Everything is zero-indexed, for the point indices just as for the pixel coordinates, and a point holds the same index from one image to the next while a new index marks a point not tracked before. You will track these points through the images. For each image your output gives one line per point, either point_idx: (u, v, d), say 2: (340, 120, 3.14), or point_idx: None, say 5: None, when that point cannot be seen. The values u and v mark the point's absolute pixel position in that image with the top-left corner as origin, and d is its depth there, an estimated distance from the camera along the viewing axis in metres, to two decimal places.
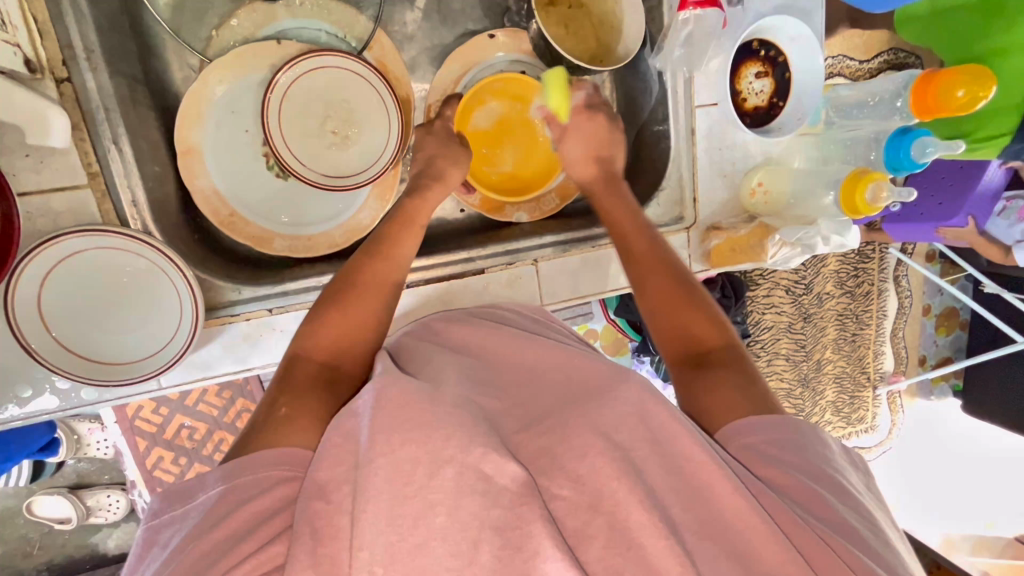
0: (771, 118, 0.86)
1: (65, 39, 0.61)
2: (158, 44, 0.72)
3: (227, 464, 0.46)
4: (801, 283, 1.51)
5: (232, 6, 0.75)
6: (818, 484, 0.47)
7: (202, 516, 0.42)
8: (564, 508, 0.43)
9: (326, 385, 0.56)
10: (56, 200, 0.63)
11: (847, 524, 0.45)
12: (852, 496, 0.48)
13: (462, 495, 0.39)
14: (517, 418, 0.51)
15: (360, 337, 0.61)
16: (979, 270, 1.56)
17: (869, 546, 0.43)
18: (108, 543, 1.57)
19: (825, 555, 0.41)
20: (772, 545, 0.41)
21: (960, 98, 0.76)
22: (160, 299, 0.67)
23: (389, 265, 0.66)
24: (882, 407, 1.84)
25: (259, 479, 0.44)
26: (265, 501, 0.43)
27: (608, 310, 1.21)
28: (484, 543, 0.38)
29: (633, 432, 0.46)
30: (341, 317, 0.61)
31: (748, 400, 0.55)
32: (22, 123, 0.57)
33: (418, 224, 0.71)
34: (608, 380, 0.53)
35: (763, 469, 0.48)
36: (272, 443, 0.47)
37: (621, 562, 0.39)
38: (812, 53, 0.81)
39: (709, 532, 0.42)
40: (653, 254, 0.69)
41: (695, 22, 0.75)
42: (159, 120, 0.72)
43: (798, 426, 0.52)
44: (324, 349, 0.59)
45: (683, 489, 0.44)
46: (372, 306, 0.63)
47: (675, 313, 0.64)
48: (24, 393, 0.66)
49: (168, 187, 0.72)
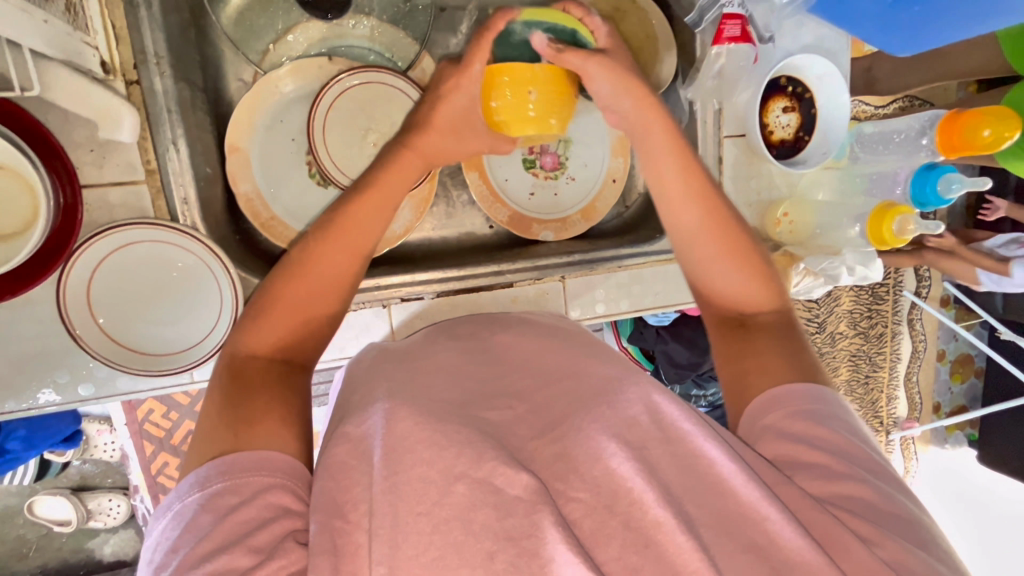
0: (797, 151, 0.88)
1: (139, 45, 0.64)
2: (218, 55, 0.77)
3: (201, 469, 0.44)
4: (814, 321, 1.51)
5: (289, 23, 0.79)
6: (855, 461, 0.48)
7: (182, 528, 0.41)
8: (580, 510, 0.44)
9: (281, 379, 0.53)
10: (113, 194, 0.66)
11: (874, 504, 0.45)
12: (884, 468, 0.48)
13: (474, 508, 0.41)
14: (529, 424, 0.52)
15: (319, 317, 0.58)
16: (997, 315, 1.56)
17: (905, 531, 0.43)
18: (104, 549, 1.55)
19: (840, 538, 0.41)
20: (790, 538, 0.41)
21: (985, 138, 0.78)
22: (203, 294, 0.69)
23: (368, 214, 0.60)
24: (895, 453, 1.82)
25: (241, 486, 0.43)
26: (253, 510, 0.42)
27: (620, 336, 1.33)
28: (501, 554, 0.39)
29: (646, 431, 0.48)
30: (291, 306, 0.56)
31: (789, 364, 0.55)
32: (94, 119, 0.60)
33: (392, 201, 0.62)
34: (618, 380, 0.55)
35: (798, 449, 0.48)
36: (260, 445, 0.46)
37: (638, 559, 0.41)
38: (837, 91, 0.85)
39: (724, 526, 0.43)
40: (705, 204, 0.62)
41: (727, 56, 0.80)
42: (214, 125, 0.76)
43: (824, 393, 0.53)
44: (269, 342, 0.54)
45: (698, 486, 0.45)
46: (335, 294, 0.59)
47: (726, 268, 0.61)
48: (62, 378, 0.67)
49: (216, 189, 0.75)
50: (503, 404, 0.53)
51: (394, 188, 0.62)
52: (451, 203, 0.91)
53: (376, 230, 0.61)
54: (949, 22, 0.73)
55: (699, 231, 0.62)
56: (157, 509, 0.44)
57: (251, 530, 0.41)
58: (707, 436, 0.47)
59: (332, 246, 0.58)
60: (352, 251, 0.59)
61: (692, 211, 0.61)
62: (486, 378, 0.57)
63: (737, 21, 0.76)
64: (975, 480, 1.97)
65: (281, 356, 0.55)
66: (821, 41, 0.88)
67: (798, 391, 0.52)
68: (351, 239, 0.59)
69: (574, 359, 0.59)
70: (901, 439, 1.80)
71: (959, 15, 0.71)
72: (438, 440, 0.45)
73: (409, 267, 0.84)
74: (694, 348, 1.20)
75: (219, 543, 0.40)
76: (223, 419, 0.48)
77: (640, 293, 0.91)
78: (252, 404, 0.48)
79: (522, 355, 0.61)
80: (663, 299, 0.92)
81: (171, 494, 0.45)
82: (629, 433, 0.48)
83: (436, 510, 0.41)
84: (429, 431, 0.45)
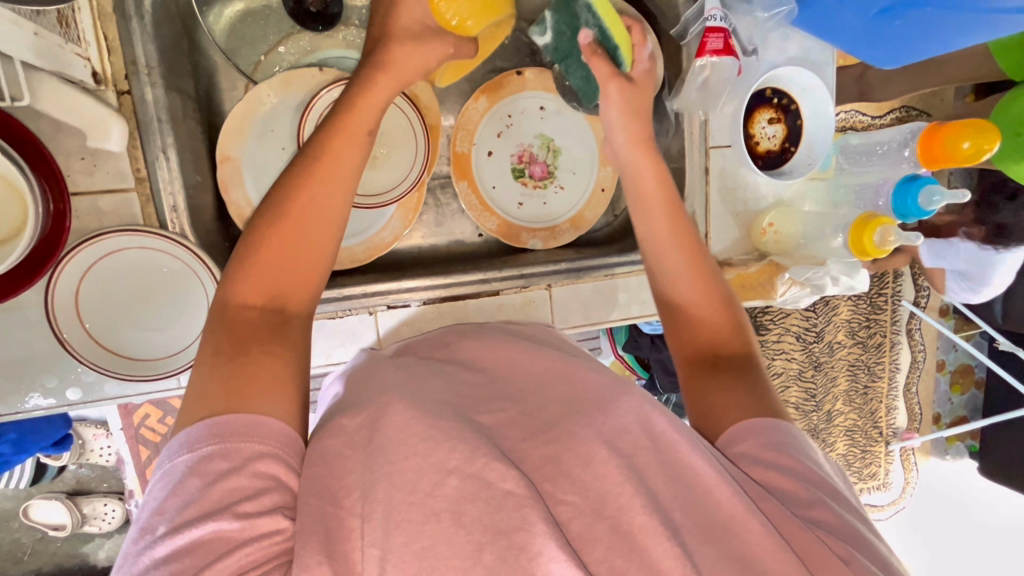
0: (783, 162, 0.89)
1: (129, 56, 0.65)
2: (210, 65, 0.78)
3: (193, 429, 0.45)
4: (812, 330, 1.51)
5: (281, 35, 0.81)
6: (820, 490, 0.49)
7: (171, 489, 0.42)
8: (568, 512, 0.45)
9: (274, 330, 0.51)
10: (103, 201, 0.68)
11: (843, 526, 0.46)
12: (848, 501, 0.50)
13: (465, 501, 0.41)
14: (522, 426, 0.52)
15: (312, 264, 0.55)
16: (995, 327, 1.53)
17: (872, 554, 0.45)
18: (99, 554, 1.55)
19: (821, 553, 0.42)
20: (769, 547, 0.42)
21: (965, 149, 0.79)
22: (190, 299, 0.70)
23: (345, 148, 0.58)
24: (895, 464, 1.80)
25: (231, 451, 0.43)
26: (243, 479, 0.43)
27: (616, 344, 1.33)
28: (490, 546, 0.40)
29: (637, 439, 0.49)
30: (279, 250, 0.53)
31: (759, 405, 0.55)
32: (84, 127, 0.61)
33: (367, 131, 0.60)
34: (606, 387, 0.56)
35: (769, 475, 0.49)
36: (254, 409, 0.46)
37: (623, 562, 0.42)
38: (823, 103, 0.86)
39: (708, 535, 0.44)
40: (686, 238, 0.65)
41: (711, 69, 0.79)
42: (204, 134, 0.77)
43: (790, 432, 0.53)
44: (257, 291, 0.52)
45: (686, 494, 0.46)
46: (325, 232, 0.56)
47: (701, 309, 0.62)
48: (50, 383, 0.68)
49: (206, 196, 0.76)
50: (491, 407, 0.54)
51: (366, 117, 0.61)
52: (441, 212, 0.92)
53: (353, 159, 0.58)
54: (942, 24, 0.72)
55: (670, 261, 0.65)
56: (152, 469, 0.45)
57: (240, 498, 0.42)
58: (694, 449, 0.48)
59: (312, 180, 0.56)
60: (336, 185, 0.56)
61: (676, 255, 0.65)
62: (473, 383, 0.58)
63: (719, 35, 0.76)
64: (977, 490, 1.95)
65: (275, 304, 0.53)
66: (805, 53, 0.89)
67: (764, 427, 0.53)
68: (329, 170, 0.56)
69: (560, 364, 0.60)
70: (900, 450, 1.78)
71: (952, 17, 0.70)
72: (432, 435, 0.45)
73: (395, 274, 0.84)
74: None
75: (204, 511, 0.41)
76: (223, 381, 0.47)
77: (628, 301, 0.91)
78: (256, 375, 0.48)
79: (507, 361, 0.62)
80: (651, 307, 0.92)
81: (161, 456, 0.45)
82: (619, 441, 0.49)
83: (428, 500, 0.41)
84: (424, 425, 0.46)
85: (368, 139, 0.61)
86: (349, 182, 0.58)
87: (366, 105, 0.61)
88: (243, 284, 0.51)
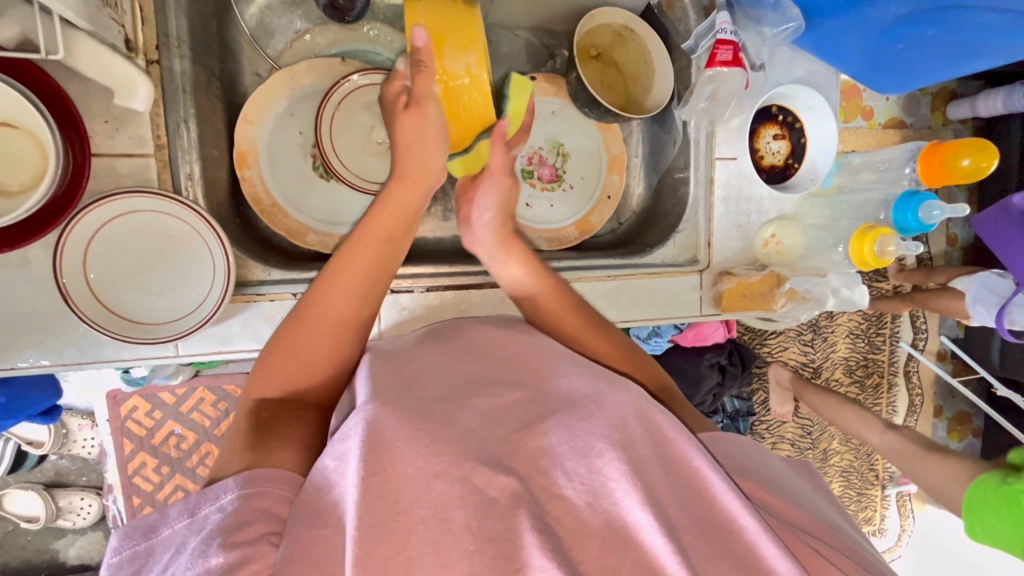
0: (787, 177, 0.93)
1: (162, 28, 0.69)
2: (237, 49, 0.81)
3: (191, 497, 0.47)
4: (810, 364, 1.50)
5: (308, 25, 0.85)
6: (774, 492, 0.55)
7: (173, 549, 0.43)
8: (557, 512, 0.45)
9: (310, 423, 0.57)
10: (123, 164, 0.69)
11: (807, 523, 0.52)
12: (801, 497, 0.57)
13: (456, 505, 0.42)
14: (517, 416, 0.52)
15: (321, 368, 0.59)
16: (992, 370, 1.50)
17: (838, 557, 0.49)
18: (69, 551, 1.49)
19: (811, 556, 0.47)
20: (762, 541, 0.45)
21: (965, 166, 0.83)
22: (194, 262, 0.71)
23: (364, 255, 0.62)
24: (891, 509, 1.76)
25: (224, 504, 0.45)
26: (230, 516, 0.44)
27: None
28: (478, 556, 0.40)
29: (634, 431, 0.49)
30: (291, 356, 0.59)
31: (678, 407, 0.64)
32: (114, 87, 0.62)
33: (385, 240, 0.64)
34: (604, 376, 0.55)
35: (747, 484, 0.53)
36: (268, 464, 0.49)
37: (615, 560, 0.43)
38: (825, 121, 0.89)
39: (703, 531, 0.47)
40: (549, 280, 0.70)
41: (721, 78, 0.83)
42: (225, 112, 0.79)
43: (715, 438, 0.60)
44: (277, 384, 0.58)
45: (678, 489, 0.48)
46: (330, 339, 0.59)
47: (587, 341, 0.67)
48: (51, 342, 0.68)
49: (221, 171, 0.78)
50: (481, 405, 0.53)
51: (391, 225, 0.65)
52: (448, 208, 0.93)
53: (373, 270, 0.62)
54: (941, 41, 0.77)
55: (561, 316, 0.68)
56: (136, 526, 0.46)
57: (226, 531, 0.42)
58: (691, 444, 0.50)
59: (331, 288, 0.60)
60: (354, 293, 0.61)
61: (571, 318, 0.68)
62: (473, 372, 0.58)
63: (729, 46, 0.80)
64: None
65: (293, 396, 0.58)
66: (810, 76, 0.92)
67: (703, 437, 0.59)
68: (351, 279, 0.61)
69: (560, 355, 0.60)
70: (896, 495, 1.74)
71: (952, 37, 0.76)
72: (420, 438, 0.46)
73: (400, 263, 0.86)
74: (685, 379, 1.20)
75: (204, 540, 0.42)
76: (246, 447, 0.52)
77: (630, 304, 0.87)
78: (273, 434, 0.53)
79: (506, 348, 0.62)
80: (655, 312, 0.89)
81: (152, 514, 0.47)
82: (618, 434, 0.48)
83: (413, 508, 0.42)
84: (407, 428, 0.46)
85: (386, 246, 0.64)
86: (368, 294, 0.62)
87: (388, 215, 0.65)
88: (257, 382, 0.58)
